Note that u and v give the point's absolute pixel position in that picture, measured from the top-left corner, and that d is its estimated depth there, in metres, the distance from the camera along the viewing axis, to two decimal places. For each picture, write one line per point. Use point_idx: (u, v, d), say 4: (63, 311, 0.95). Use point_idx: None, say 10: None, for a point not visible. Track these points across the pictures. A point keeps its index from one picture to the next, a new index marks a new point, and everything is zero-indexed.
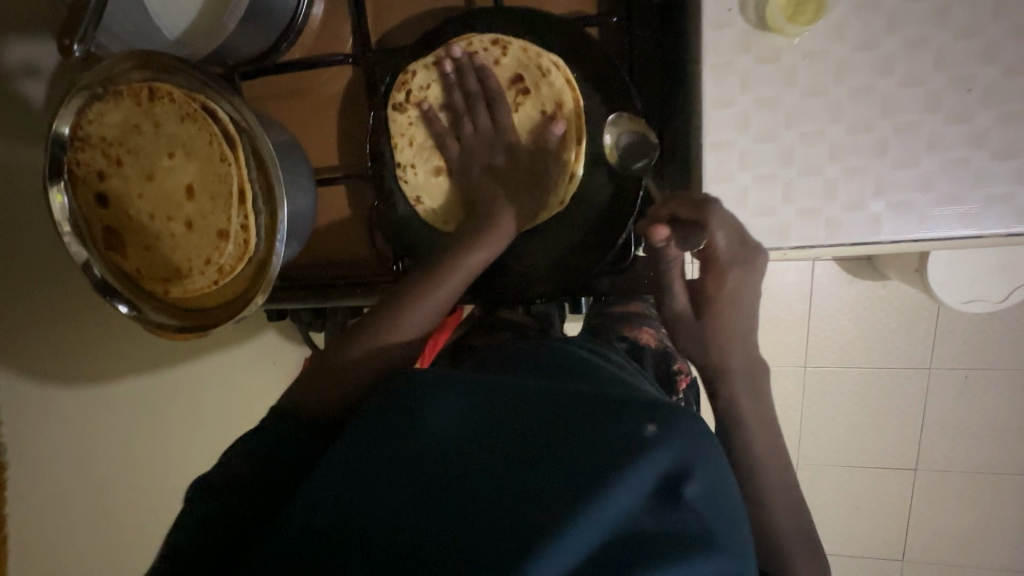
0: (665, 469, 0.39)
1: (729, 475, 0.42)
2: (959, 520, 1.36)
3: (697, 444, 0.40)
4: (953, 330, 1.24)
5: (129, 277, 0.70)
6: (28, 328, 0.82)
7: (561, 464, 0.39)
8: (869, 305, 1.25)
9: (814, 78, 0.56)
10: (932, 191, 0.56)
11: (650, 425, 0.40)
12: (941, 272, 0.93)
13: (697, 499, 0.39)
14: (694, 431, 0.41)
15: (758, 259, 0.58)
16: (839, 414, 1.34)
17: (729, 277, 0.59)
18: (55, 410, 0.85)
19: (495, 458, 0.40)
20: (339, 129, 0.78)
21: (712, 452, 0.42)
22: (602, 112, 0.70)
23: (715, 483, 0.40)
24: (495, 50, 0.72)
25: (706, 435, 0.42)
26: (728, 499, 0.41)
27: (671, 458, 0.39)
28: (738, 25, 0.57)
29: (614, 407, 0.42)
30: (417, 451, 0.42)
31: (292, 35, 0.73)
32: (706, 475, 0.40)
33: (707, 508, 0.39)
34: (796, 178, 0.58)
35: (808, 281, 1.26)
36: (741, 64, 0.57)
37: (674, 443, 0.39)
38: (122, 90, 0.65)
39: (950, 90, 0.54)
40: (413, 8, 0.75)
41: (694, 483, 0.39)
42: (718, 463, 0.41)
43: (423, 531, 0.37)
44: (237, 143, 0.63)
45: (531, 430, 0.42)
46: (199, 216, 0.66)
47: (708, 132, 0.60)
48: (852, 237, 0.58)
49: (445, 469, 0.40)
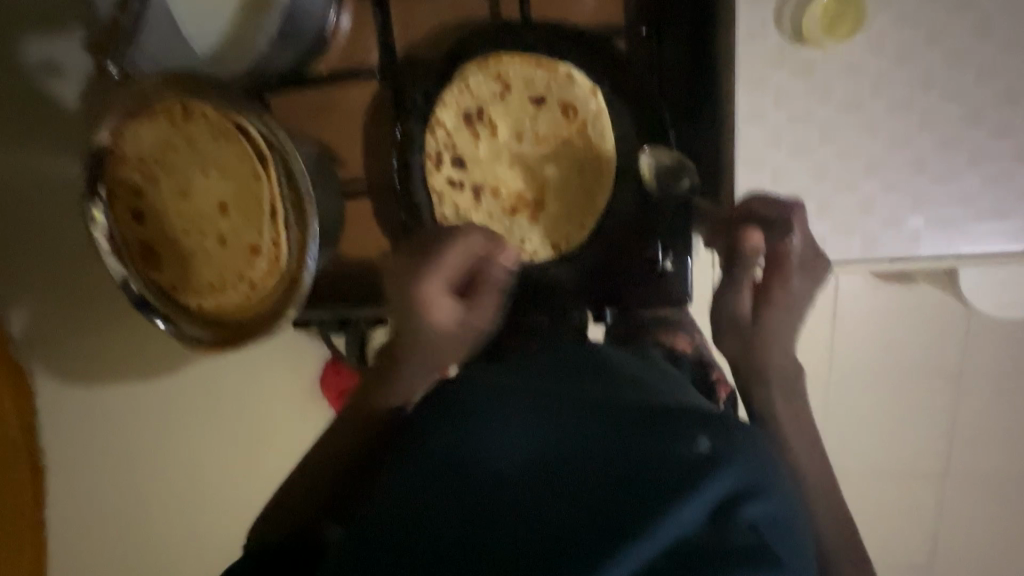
0: (731, 492, 0.34)
1: (792, 491, 0.38)
2: (990, 531, 1.32)
3: (759, 465, 0.37)
4: (984, 335, 1.22)
5: (165, 291, 0.71)
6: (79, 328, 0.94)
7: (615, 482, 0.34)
8: (896, 310, 1.23)
9: (850, 92, 0.55)
10: (975, 206, 0.54)
11: (707, 440, 0.36)
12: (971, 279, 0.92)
13: (766, 527, 0.34)
14: (757, 449, 0.37)
15: (825, 273, 0.56)
16: (865, 420, 1.31)
17: (793, 285, 0.55)
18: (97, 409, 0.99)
19: (536, 474, 0.35)
20: (364, 142, 0.79)
21: (775, 473, 0.38)
22: (630, 124, 0.69)
23: (782, 506, 0.36)
24: (558, 78, 0.70)
25: (764, 452, 0.38)
26: (795, 522, 0.36)
27: (738, 476, 0.35)
28: (774, 37, 0.55)
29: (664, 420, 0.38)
30: (447, 460, 0.37)
31: (318, 49, 0.73)
32: (772, 498, 0.35)
33: (779, 535, 0.34)
34: (831, 193, 0.57)
35: (833, 286, 1.24)
36: (774, 77, 0.56)
37: (737, 463, 0.35)
38: (157, 109, 0.66)
39: (994, 105, 0.52)
40: (438, 22, 0.74)
41: (762, 503, 0.34)
42: (782, 483, 0.37)
43: (459, 567, 0.32)
44: (269, 161, 0.64)
45: (574, 445, 0.37)
46: (231, 231, 0.68)
47: (742, 149, 0.58)
48: (890, 252, 0.57)
49: (479, 481, 0.36)
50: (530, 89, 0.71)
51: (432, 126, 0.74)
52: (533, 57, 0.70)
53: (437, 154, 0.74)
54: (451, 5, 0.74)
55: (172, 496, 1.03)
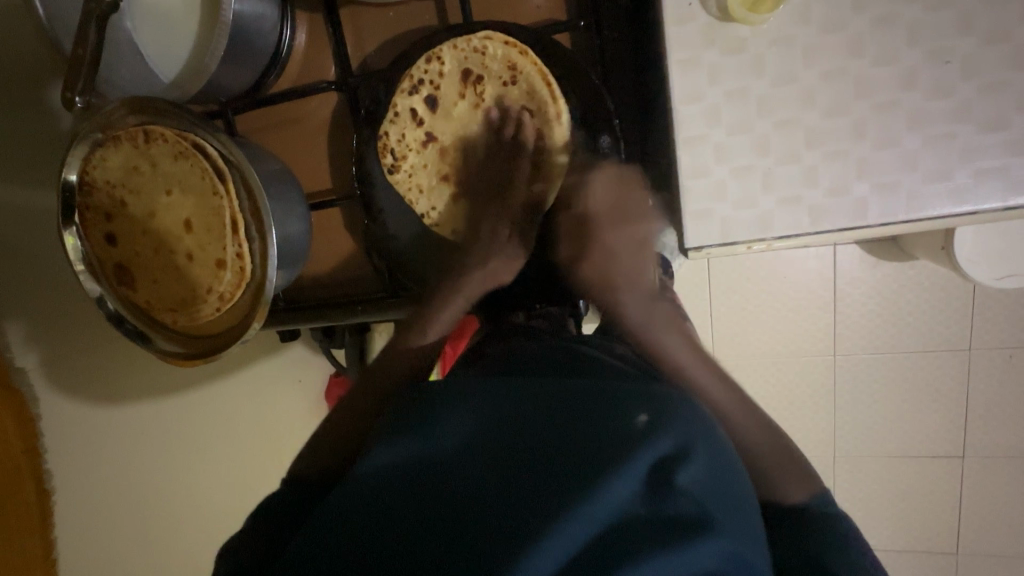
0: (663, 455, 0.42)
1: (729, 456, 0.45)
2: (1015, 507, 1.28)
3: (694, 431, 0.44)
4: (993, 308, 1.19)
5: (141, 310, 0.74)
6: (90, 352, 0.97)
7: (563, 464, 0.41)
8: (899, 288, 1.21)
9: (782, 65, 0.55)
10: (918, 169, 0.54)
11: (645, 415, 0.44)
12: (969, 246, 0.95)
13: (696, 485, 0.41)
14: (687, 422, 0.45)
15: (643, 231, 0.72)
16: (875, 402, 1.29)
17: (613, 245, 0.72)
18: (99, 425, 1.00)
19: (505, 450, 0.43)
20: (330, 154, 0.81)
21: (712, 439, 0.44)
22: (578, 116, 0.69)
23: (717, 469, 0.43)
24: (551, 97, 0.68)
25: (703, 423, 0.45)
26: (728, 479, 0.43)
27: (666, 445, 0.42)
28: (700, 18, 0.56)
29: (611, 401, 0.46)
30: (422, 463, 0.44)
31: (277, 66, 0.76)
32: (704, 460, 0.42)
33: (708, 492, 0.41)
34: (774, 167, 0.57)
35: (832, 266, 1.23)
36: (706, 57, 0.56)
37: (669, 432, 0.43)
38: (119, 135, 0.68)
39: (925, 65, 0.52)
40: (388, 32, 0.76)
41: (694, 466, 0.42)
42: (717, 451, 0.44)
43: (439, 527, 0.39)
44: (227, 176, 0.66)
45: (536, 425, 0.44)
46: (197, 247, 0.70)
47: (679, 128, 0.58)
48: (838, 224, 0.56)
49: (452, 476, 0.42)
50: (528, 97, 0.70)
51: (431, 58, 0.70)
52: (551, 77, 0.67)
53: (395, 109, 0.73)
54: (401, 13, 0.76)
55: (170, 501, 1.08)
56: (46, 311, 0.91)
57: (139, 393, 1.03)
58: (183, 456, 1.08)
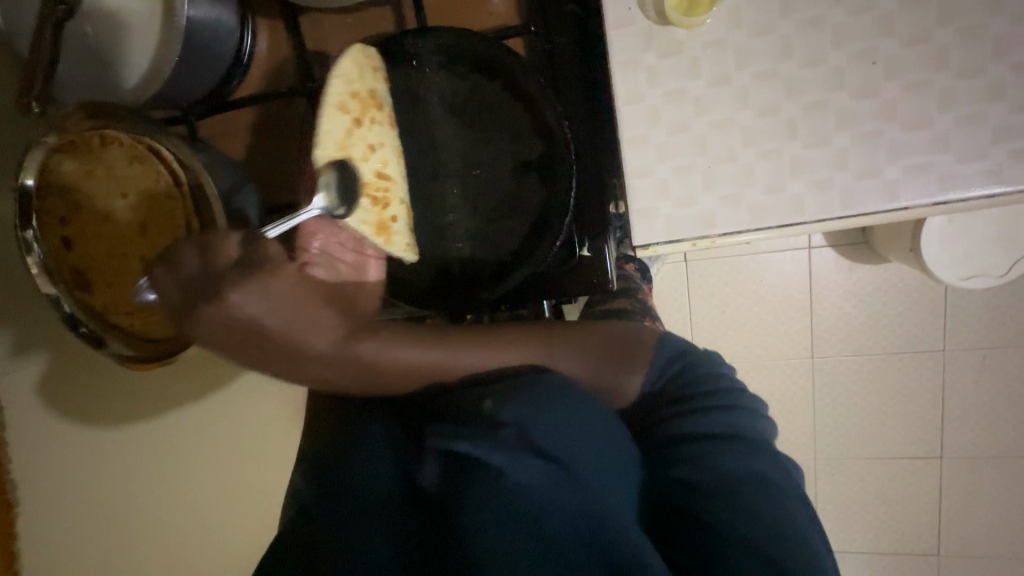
0: (512, 428, 0.50)
1: (588, 410, 0.53)
2: (991, 507, 1.29)
3: (537, 401, 0.52)
4: (964, 309, 1.21)
5: (96, 314, 0.73)
6: (55, 359, 0.97)
7: (441, 479, 0.50)
8: (872, 290, 1.23)
9: (717, 66, 0.56)
10: (850, 167, 0.55)
11: (490, 401, 0.53)
12: (933, 248, 0.98)
13: (548, 444, 0.50)
14: (537, 393, 0.53)
15: (272, 277, 0.54)
16: (852, 404, 1.30)
17: (229, 297, 0.53)
18: (66, 437, 1.01)
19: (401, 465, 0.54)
20: (293, 159, 0.82)
21: (558, 399, 0.53)
22: (530, 120, 0.70)
23: (567, 426, 0.51)
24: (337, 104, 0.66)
25: (549, 389, 0.54)
26: (580, 430, 0.52)
27: (511, 420, 0.50)
28: (638, 22, 0.57)
29: (467, 398, 0.55)
30: (345, 506, 0.55)
31: (239, 72, 0.78)
32: (549, 422, 0.51)
33: (562, 446, 0.50)
34: (713, 166, 0.58)
35: (807, 270, 1.25)
36: (644, 59, 0.58)
37: (512, 410, 0.51)
38: (75, 140, 0.69)
39: (852, 66, 0.54)
40: (347, 38, 0.78)
41: (542, 428, 0.50)
42: (568, 410, 0.52)
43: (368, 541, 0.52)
44: (181, 180, 0.67)
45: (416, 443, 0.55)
46: (152, 250, 0.70)
47: (622, 129, 0.59)
48: (776, 220, 0.58)
49: (370, 497, 0.55)
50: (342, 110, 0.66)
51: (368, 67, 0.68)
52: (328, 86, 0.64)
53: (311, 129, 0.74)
54: (360, 20, 0.77)
55: (148, 515, 1.07)
56: (28, 330, 0.94)
57: (106, 403, 1.02)
58: (156, 468, 1.06)
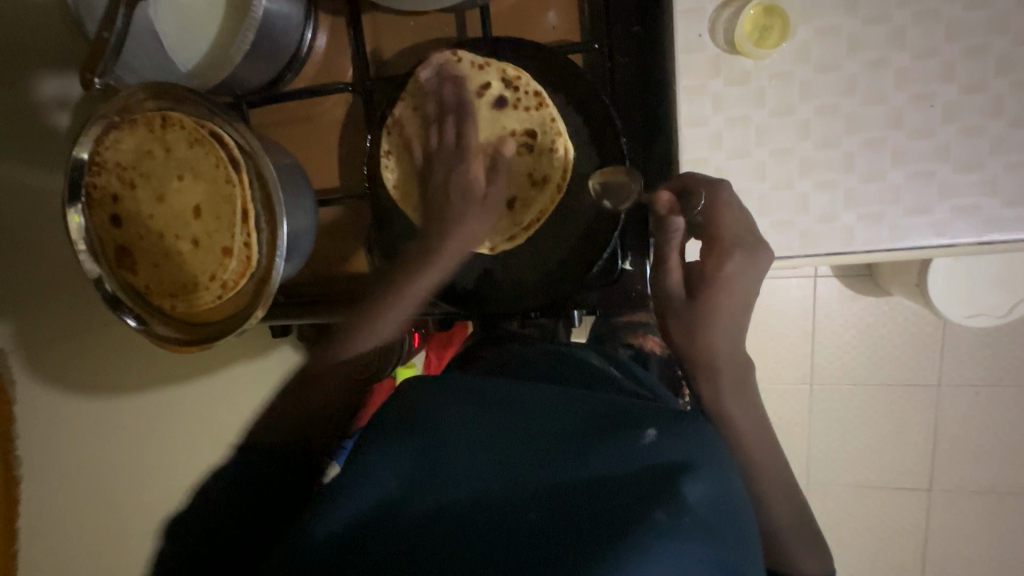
0: (674, 462, 0.47)
1: (732, 473, 0.50)
2: (974, 541, 1.33)
3: (698, 448, 0.49)
4: (961, 347, 1.24)
5: (139, 292, 0.73)
6: (52, 343, 0.84)
7: (573, 500, 0.46)
8: (875, 322, 1.26)
9: (782, 99, 0.62)
10: (901, 203, 0.60)
11: (652, 431, 0.51)
12: (940, 285, 1.01)
13: (705, 499, 0.46)
14: (693, 438, 0.50)
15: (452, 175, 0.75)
16: (847, 431, 1.33)
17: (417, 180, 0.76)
18: (69, 413, 0.85)
19: (530, 470, 0.49)
20: (341, 154, 0.82)
21: (716, 451, 0.50)
22: (586, 134, 0.72)
23: (720, 486, 0.47)
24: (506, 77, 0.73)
25: (708, 439, 0.51)
26: (730, 494, 0.48)
27: (673, 455, 0.48)
28: (709, 50, 0.65)
29: (617, 418, 0.52)
30: (428, 516, 0.47)
31: (297, 65, 0.78)
32: (709, 475, 0.47)
33: (713, 505, 0.46)
34: (769, 192, 0.64)
35: (810, 297, 1.28)
36: (711, 86, 0.65)
37: (674, 444, 0.49)
38: (138, 119, 0.70)
39: (911, 108, 0.58)
40: (410, 39, 0.79)
41: (703, 479, 0.47)
42: (722, 469, 0.49)
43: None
44: (242, 166, 0.67)
45: (547, 451, 0.51)
46: (205, 234, 0.70)
47: (684, 149, 0.68)
48: (828, 247, 0.63)
49: (472, 513, 0.47)
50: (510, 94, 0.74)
51: (481, 65, 0.73)
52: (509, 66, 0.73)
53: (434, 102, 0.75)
54: (422, 24, 0.78)
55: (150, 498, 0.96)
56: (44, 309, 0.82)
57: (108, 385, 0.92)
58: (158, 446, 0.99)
